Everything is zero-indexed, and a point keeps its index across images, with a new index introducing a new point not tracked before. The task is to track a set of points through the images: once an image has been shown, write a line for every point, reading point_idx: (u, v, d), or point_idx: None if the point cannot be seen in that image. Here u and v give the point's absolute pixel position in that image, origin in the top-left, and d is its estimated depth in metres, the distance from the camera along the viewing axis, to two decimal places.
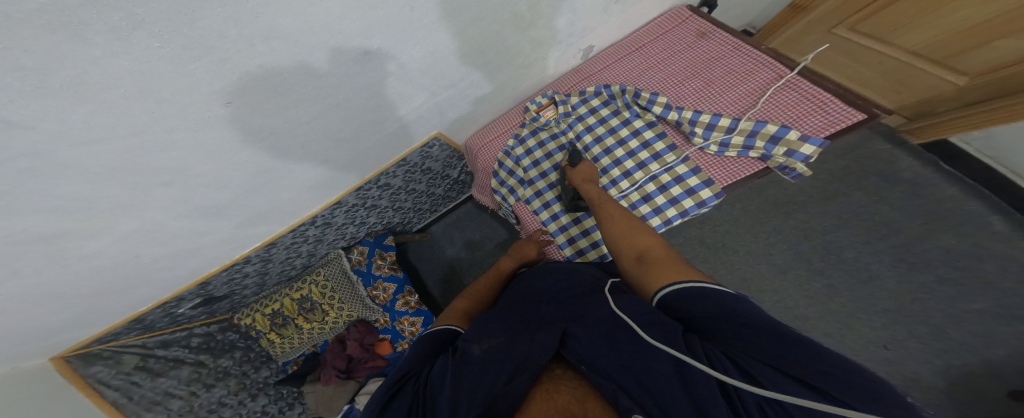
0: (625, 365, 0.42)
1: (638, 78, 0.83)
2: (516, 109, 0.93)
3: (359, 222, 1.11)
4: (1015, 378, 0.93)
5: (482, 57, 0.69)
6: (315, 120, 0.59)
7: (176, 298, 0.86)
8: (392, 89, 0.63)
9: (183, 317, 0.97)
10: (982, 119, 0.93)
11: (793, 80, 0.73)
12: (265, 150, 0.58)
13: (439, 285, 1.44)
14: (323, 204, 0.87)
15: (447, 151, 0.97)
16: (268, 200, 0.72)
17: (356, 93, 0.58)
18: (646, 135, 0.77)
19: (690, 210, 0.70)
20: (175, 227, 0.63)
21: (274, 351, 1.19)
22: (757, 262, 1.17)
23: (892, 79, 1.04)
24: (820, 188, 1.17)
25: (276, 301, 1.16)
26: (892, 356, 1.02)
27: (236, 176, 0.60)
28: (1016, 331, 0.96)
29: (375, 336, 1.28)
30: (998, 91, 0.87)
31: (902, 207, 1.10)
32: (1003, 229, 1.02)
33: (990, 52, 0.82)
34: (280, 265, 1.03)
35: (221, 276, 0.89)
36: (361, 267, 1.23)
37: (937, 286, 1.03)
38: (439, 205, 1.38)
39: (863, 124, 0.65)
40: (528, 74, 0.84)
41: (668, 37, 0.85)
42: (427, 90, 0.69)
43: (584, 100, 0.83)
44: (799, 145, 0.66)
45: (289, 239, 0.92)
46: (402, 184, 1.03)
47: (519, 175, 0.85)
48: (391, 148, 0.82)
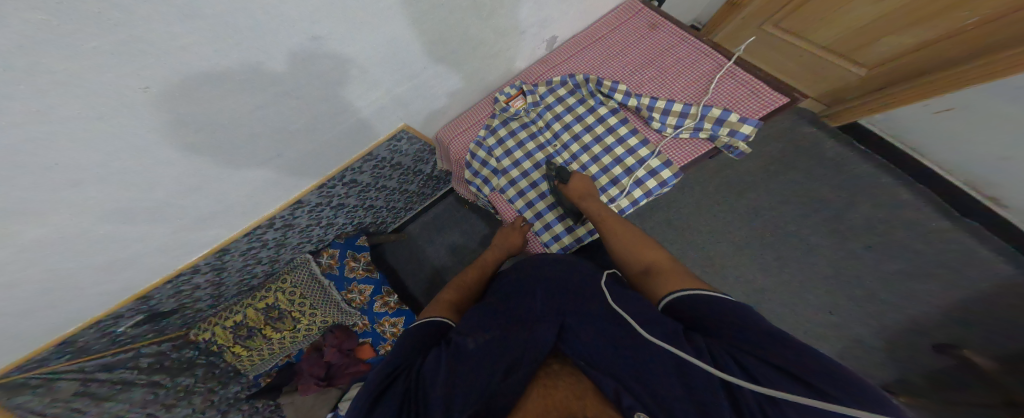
0: (628, 363, 0.45)
1: (598, 67, 0.86)
2: (484, 102, 0.93)
3: (326, 223, 1.07)
4: (930, 329, 1.07)
5: (440, 48, 0.68)
6: (261, 110, 0.56)
7: (112, 315, 0.77)
8: (351, 80, 0.62)
9: (126, 337, 0.86)
10: (878, 104, 1.07)
11: (731, 69, 0.77)
12: (196, 145, 0.54)
13: (416, 283, 1.43)
14: (280, 205, 0.83)
15: (416, 143, 0.96)
16: (218, 200, 0.68)
17: (309, 82, 0.56)
18: (611, 121, 0.80)
19: (653, 190, 0.74)
20: (108, 231, 0.58)
21: (241, 366, 1.13)
22: (718, 240, 1.25)
23: (810, 71, 1.16)
24: (769, 168, 1.27)
25: (238, 313, 1.09)
26: (835, 319, 1.14)
27: (177, 170, 0.56)
28: (930, 287, 1.10)
29: (355, 340, 1.24)
30: (890, 80, 1.03)
31: (838, 182, 1.22)
32: (913, 197, 1.16)
33: (884, 46, 0.96)
34: (238, 273, 0.99)
35: (165, 289, 0.83)
36: (332, 270, 1.20)
37: (867, 252, 1.16)
38: (414, 202, 1.37)
39: (791, 105, 0.71)
40: (495, 64, 0.85)
41: (624, 28, 0.89)
42: (388, 80, 0.68)
43: (550, 90, 0.85)
44: (739, 125, 0.71)
45: (244, 244, 0.87)
46: (370, 181, 1.01)
47: (493, 165, 0.84)
48: (354, 141, 0.79)
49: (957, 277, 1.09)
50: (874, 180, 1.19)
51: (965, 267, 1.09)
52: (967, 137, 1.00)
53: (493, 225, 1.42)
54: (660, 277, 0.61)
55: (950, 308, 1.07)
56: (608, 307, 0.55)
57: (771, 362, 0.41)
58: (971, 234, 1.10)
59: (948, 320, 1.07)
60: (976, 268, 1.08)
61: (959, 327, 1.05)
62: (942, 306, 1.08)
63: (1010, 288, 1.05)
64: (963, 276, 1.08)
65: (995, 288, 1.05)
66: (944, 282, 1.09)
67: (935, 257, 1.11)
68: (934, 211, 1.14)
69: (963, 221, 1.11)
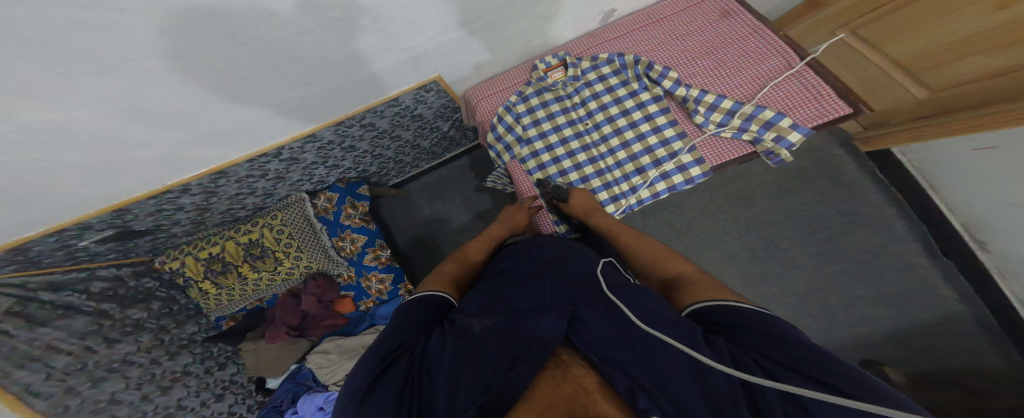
0: (641, 364, 0.45)
1: (654, 50, 0.84)
2: (522, 67, 0.89)
3: (331, 164, 1.01)
4: (871, 350, 1.19)
5: (486, 4, 0.62)
6: (308, 34, 0.50)
7: (79, 225, 0.70)
8: (385, 19, 0.54)
9: (84, 253, 0.79)
10: (911, 135, 1.10)
11: (800, 71, 0.77)
12: (209, 60, 0.47)
13: (411, 246, 1.40)
14: (292, 136, 0.76)
15: (443, 97, 0.90)
16: (222, 122, 0.61)
17: (353, 12, 0.50)
18: (650, 109, 0.79)
19: (678, 186, 0.75)
20: (100, 134, 0.52)
21: (206, 304, 1.06)
22: (710, 246, 1.31)
23: (868, 88, 1.17)
24: (768, 184, 1.34)
25: (216, 244, 1.02)
26: (793, 332, 1.24)
27: (199, 81, 0.50)
28: (883, 314, 1.21)
29: (336, 293, 1.20)
30: (938, 110, 1.03)
31: (827, 207, 1.30)
32: (898, 231, 1.25)
33: (956, 71, 0.94)
34: (226, 202, 0.91)
35: (147, 205, 0.76)
36: (326, 215, 1.14)
37: (837, 275, 1.26)
38: (421, 161, 1.32)
39: (849, 118, 0.70)
40: (545, 28, 0.80)
41: (691, 12, 0.87)
42: (439, 24, 0.62)
43: (594, 66, 0.82)
44: (788, 131, 0.71)
45: (244, 170, 0.80)
46: (387, 128, 0.94)
47: (518, 133, 0.82)
48: (385, 84, 0.74)
49: (907, 309, 1.20)
50: (859, 211, 1.28)
51: (918, 302, 1.20)
52: (988, 183, 1.03)
53: (500, 198, 1.39)
54: (684, 286, 0.61)
55: (892, 334, 1.19)
56: (605, 296, 0.57)
57: (796, 370, 0.41)
58: (941, 272, 1.20)
59: (893, 346, 1.18)
60: (932, 304, 1.19)
61: (898, 354, 1.17)
62: (884, 331, 1.20)
63: (955, 324, 1.16)
64: (913, 309, 1.20)
65: (941, 322, 1.17)
66: (897, 311, 1.20)
67: (895, 289, 1.22)
68: (917, 247, 1.23)
69: (941, 261, 1.21)
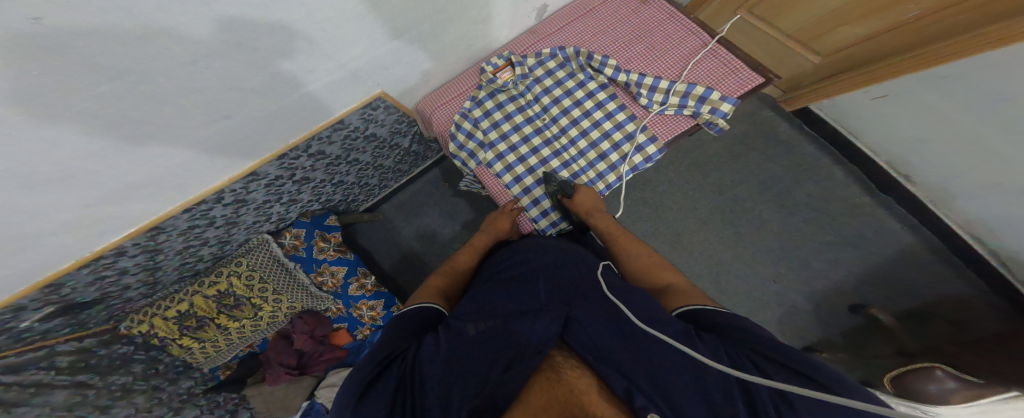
0: (636, 362, 0.46)
1: (590, 40, 0.86)
2: (471, 71, 0.90)
3: (288, 199, 1.00)
4: (852, 294, 1.25)
5: (417, 13, 0.63)
6: (204, 62, 0.46)
7: (13, 308, 0.62)
8: (316, 46, 0.56)
9: (36, 332, 0.70)
10: (831, 89, 1.15)
11: (714, 48, 0.81)
12: (123, 98, 0.44)
13: (395, 264, 1.39)
14: (230, 177, 0.75)
15: (394, 113, 0.90)
16: (144, 168, 0.58)
17: (266, 37, 0.49)
18: (599, 96, 0.82)
19: (638, 166, 0.78)
20: (17, 204, 0.48)
21: (193, 359, 1.04)
22: (684, 216, 1.35)
23: (774, 59, 1.22)
24: (726, 150, 1.38)
25: (182, 301, 0.97)
26: (779, 287, 1.29)
27: (96, 126, 0.45)
28: (853, 255, 1.28)
29: (328, 326, 1.18)
30: (842, 67, 1.10)
31: (787, 163, 1.35)
32: (838, 177, 1.32)
33: (840, 35, 1.01)
34: (177, 257, 0.88)
35: (83, 274, 0.70)
36: (298, 252, 1.13)
37: (803, 225, 1.31)
38: (389, 180, 1.31)
39: (765, 86, 0.76)
40: (483, 30, 0.81)
41: (617, 1, 0.89)
42: (367, 37, 0.61)
43: (540, 62, 0.84)
44: (719, 103, 0.76)
45: (183, 221, 0.78)
46: (339, 153, 0.94)
47: (479, 138, 0.82)
48: (323, 105, 0.72)
49: (873, 247, 1.27)
50: (809, 162, 1.33)
51: (883, 238, 1.27)
52: (893, 122, 1.13)
53: (473, 203, 1.40)
54: (674, 293, 0.65)
55: (868, 274, 1.26)
56: (603, 295, 0.59)
57: (791, 371, 0.45)
58: (883, 206, 1.28)
59: (869, 285, 1.25)
60: (886, 239, 1.26)
61: (875, 292, 1.24)
62: (859, 272, 1.27)
63: (914, 254, 1.24)
64: (878, 246, 1.26)
65: (900, 255, 1.24)
66: (862, 250, 1.27)
67: (860, 230, 1.29)
68: (857, 189, 1.30)
69: (882, 196, 1.29)
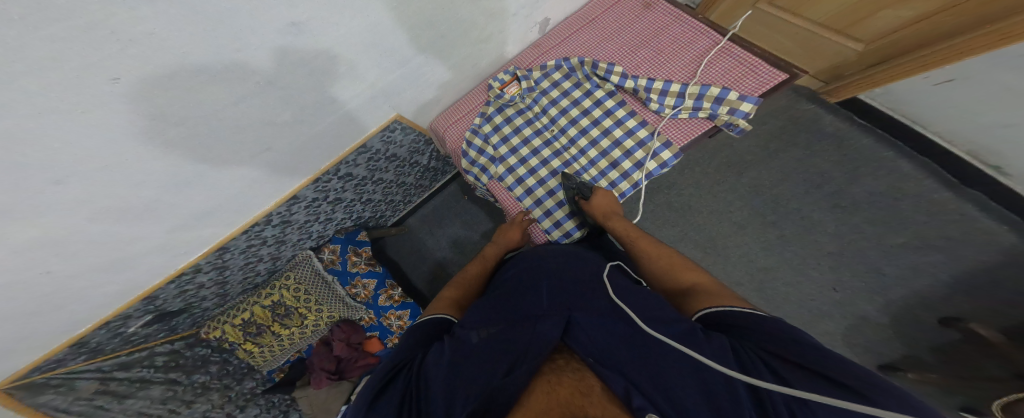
0: (637, 364, 0.44)
1: (594, 49, 0.85)
2: (478, 88, 0.92)
3: (325, 218, 1.08)
4: (940, 305, 1.08)
5: (431, 33, 0.66)
6: (245, 100, 0.51)
7: (121, 316, 0.75)
8: (341, 77, 0.61)
9: (139, 336, 0.85)
10: (879, 78, 1.02)
11: (726, 47, 0.77)
12: (187, 141, 0.51)
13: (423, 276, 1.44)
14: (276, 202, 0.82)
15: (411, 133, 0.94)
16: (204, 201, 0.65)
17: (300, 79, 0.55)
18: (607, 104, 0.81)
19: (653, 172, 0.75)
20: (108, 234, 0.56)
21: (255, 362, 1.15)
22: (719, 221, 1.25)
23: (806, 50, 1.11)
24: (761, 147, 1.27)
25: (245, 310, 1.09)
26: (843, 297, 1.15)
27: (164, 166, 0.52)
28: (933, 259, 1.11)
29: (362, 334, 1.25)
30: (888, 54, 0.97)
31: (839, 158, 1.21)
32: (905, 170, 1.17)
33: (876, 22, 0.90)
34: (240, 272, 0.99)
35: (170, 289, 0.82)
36: (334, 266, 1.21)
37: (863, 226, 1.17)
38: (412, 196, 1.37)
39: (788, 82, 0.71)
40: (487, 49, 0.83)
41: (618, 9, 0.88)
42: (380, 66, 0.65)
43: (545, 74, 0.85)
44: (738, 103, 0.72)
45: (243, 241, 0.86)
46: (366, 174, 1.00)
47: (490, 153, 0.84)
48: (349, 133, 0.78)
49: (958, 249, 1.10)
50: (859, 157, 1.20)
51: (965, 238, 1.10)
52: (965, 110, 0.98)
53: (493, 213, 1.42)
54: (698, 293, 0.60)
55: (956, 280, 1.08)
56: (609, 298, 0.57)
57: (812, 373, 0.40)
58: (974, 204, 1.10)
59: (958, 293, 1.08)
60: (980, 239, 1.08)
61: (971, 303, 1.06)
62: (946, 278, 1.09)
63: (1018, 257, 1.05)
64: (965, 246, 1.09)
65: (1005, 259, 1.05)
66: (944, 252, 1.10)
67: (938, 229, 1.12)
68: (933, 183, 1.14)
69: (966, 192, 1.11)
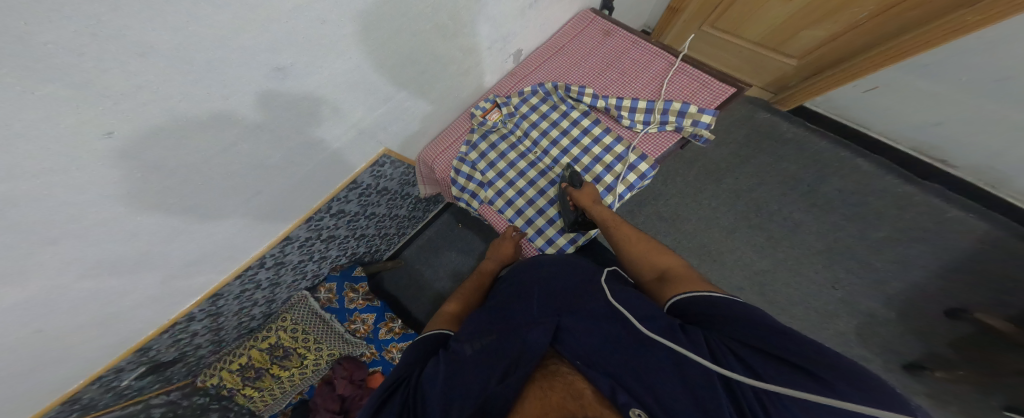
0: (626, 364, 0.45)
1: (564, 75, 0.90)
2: (461, 118, 0.97)
3: (319, 256, 1.09)
4: (936, 296, 1.09)
5: (411, 69, 0.70)
6: (232, 146, 0.53)
7: (114, 369, 0.73)
8: (328, 115, 0.63)
9: (132, 389, 0.82)
10: (819, 87, 1.12)
11: (681, 67, 0.83)
12: (173, 187, 0.52)
13: (422, 306, 1.43)
14: (269, 243, 0.83)
15: (400, 166, 0.97)
16: (198, 246, 0.66)
17: (287, 123, 0.58)
18: (584, 123, 0.85)
19: (634, 184, 0.79)
20: (103, 285, 0.57)
21: (254, 407, 1.10)
22: (708, 227, 1.26)
23: (752, 63, 1.24)
24: (736, 153, 1.31)
25: (240, 355, 1.06)
26: (841, 294, 1.15)
27: (152, 218, 0.53)
28: (920, 249, 1.13)
29: (366, 370, 1.21)
30: (820, 66, 1.10)
31: (810, 158, 1.26)
32: (863, 168, 1.22)
33: (802, 39, 1.05)
34: (235, 317, 0.98)
35: (164, 338, 0.80)
36: (332, 304, 1.22)
37: (845, 222, 1.19)
38: (406, 227, 1.39)
39: (739, 94, 0.77)
40: (466, 81, 0.87)
41: (582, 36, 0.93)
42: (363, 105, 0.68)
43: (523, 100, 0.90)
44: (699, 115, 0.78)
45: (237, 286, 0.87)
46: (358, 209, 1.02)
47: (478, 179, 0.87)
48: (337, 171, 0.80)
49: (940, 238, 1.13)
50: (823, 158, 1.25)
51: (943, 228, 1.13)
52: (912, 107, 1.07)
53: (485, 237, 1.44)
54: (672, 280, 0.62)
55: (945, 268, 1.10)
56: (608, 303, 0.56)
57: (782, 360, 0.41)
58: (941, 196, 1.15)
59: (949, 280, 1.10)
60: (959, 226, 1.12)
61: (962, 289, 1.08)
62: (935, 268, 1.11)
63: (990, 241, 1.10)
64: (945, 235, 1.12)
65: (985, 245, 1.09)
66: (929, 242, 1.13)
67: (920, 220, 1.15)
68: (893, 179, 1.19)
69: (927, 185, 1.17)
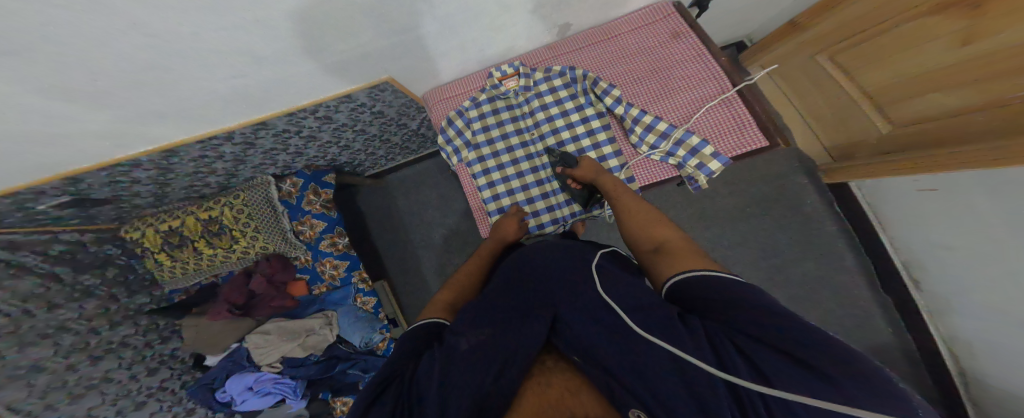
0: (631, 364, 0.40)
1: (602, 66, 0.85)
2: (480, 74, 0.91)
3: (294, 151, 1.06)
4: None
5: (435, 12, 0.62)
6: (224, 32, 0.49)
7: (30, 190, 0.76)
8: (342, 30, 0.58)
9: (47, 217, 0.87)
10: (879, 167, 1.06)
11: (728, 99, 0.77)
12: (159, 50, 0.49)
13: (386, 234, 1.52)
14: (240, 123, 0.79)
15: (401, 97, 0.92)
16: (165, 104, 0.63)
17: (291, 25, 0.52)
18: (593, 124, 0.83)
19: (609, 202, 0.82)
20: (51, 111, 0.54)
21: (160, 275, 1.10)
22: None
23: (840, 115, 1.17)
24: (735, 208, 1.39)
25: (177, 218, 1.09)
26: None
27: (121, 73, 0.52)
28: None
29: (287, 274, 1.18)
30: (906, 144, 1.01)
31: (784, 234, 1.35)
32: (847, 263, 1.30)
33: (913, 107, 0.95)
34: (184, 180, 0.99)
35: (99, 177, 0.82)
36: (289, 199, 1.18)
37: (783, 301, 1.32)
38: (396, 154, 1.40)
39: (765, 151, 0.73)
40: (497, 37, 0.80)
41: (645, 30, 0.85)
42: (382, 27, 0.61)
43: (547, 78, 0.85)
44: (710, 159, 0.73)
45: (195, 150, 0.85)
46: (347, 121, 0.98)
47: (467, 137, 0.87)
48: (339, 81, 0.75)
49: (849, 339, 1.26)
50: (816, 242, 1.32)
51: (855, 331, 1.26)
52: (926, 226, 1.05)
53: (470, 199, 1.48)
54: (666, 253, 0.57)
55: None
56: (598, 294, 0.52)
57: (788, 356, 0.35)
58: (879, 306, 1.26)
59: None
60: (865, 333, 1.25)
61: None
62: None
63: (881, 354, 1.23)
64: (854, 338, 1.25)
65: (874, 353, 1.23)
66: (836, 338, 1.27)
67: (839, 318, 1.28)
68: (862, 281, 1.28)
69: (876, 295, 1.26)
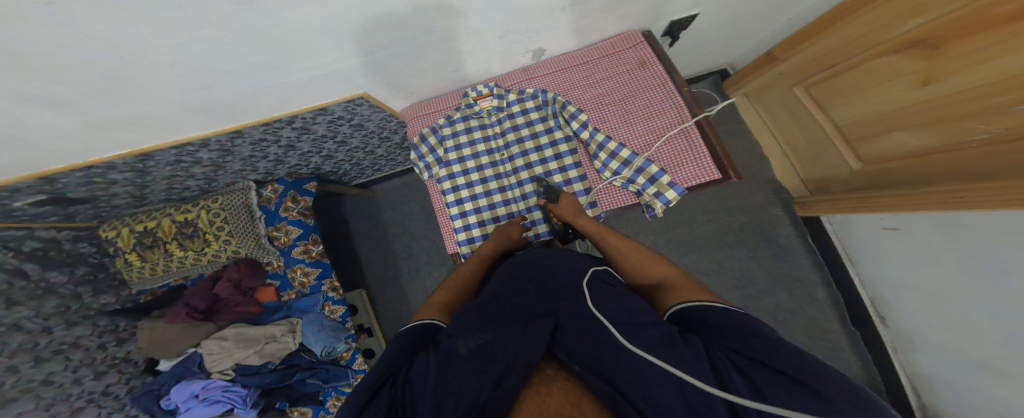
0: (627, 376, 0.39)
1: (572, 90, 0.87)
2: (456, 93, 0.94)
3: (274, 159, 1.10)
4: None
5: (398, 36, 0.65)
6: (180, 46, 0.52)
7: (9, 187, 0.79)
8: (302, 51, 0.61)
9: (23, 214, 0.92)
10: (855, 204, 1.06)
11: (687, 129, 0.78)
12: (115, 59, 0.52)
13: (367, 245, 1.54)
14: (213, 131, 0.83)
15: (379, 111, 0.96)
16: (130, 110, 0.66)
17: (246, 43, 0.55)
18: (561, 148, 0.86)
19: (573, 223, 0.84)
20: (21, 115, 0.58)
21: (128, 276, 1.12)
22: None
23: (816, 150, 1.18)
24: (711, 236, 1.38)
25: (153, 220, 1.11)
26: None
27: (81, 82, 0.54)
28: None
29: (254, 280, 1.20)
30: (879, 181, 1.02)
31: (761, 264, 1.34)
32: (818, 297, 1.28)
33: (886, 143, 0.96)
34: (163, 182, 1.03)
35: (75, 177, 0.85)
36: (268, 205, 1.22)
37: None
38: (382, 166, 1.43)
39: (718, 183, 0.74)
40: (470, 60, 0.82)
41: (614, 58, 0.87)
42: (343, 49, 0.64)
43: (520, 99, 0.88)
44: (666, 188, 0.74)
45: (170, 154, 0.89)
46: (325, 132, 1.02)
47: (439, 154, 0.89)
48: (308, 96, 0.79)
49: None
50: (788, 274, 1.31)
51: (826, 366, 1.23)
52: (898, 265, 1.02)
53: None
54: (665, 289, 0.56)
55: None
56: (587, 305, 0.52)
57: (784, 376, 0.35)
58: (851, 342, 1.23)
59: None
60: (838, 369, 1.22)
61: None
62: None
63: None
64: None
65: None
66: None
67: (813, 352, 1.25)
68: (833, 316, 1.26)
69: (851, 331, 1.24)
